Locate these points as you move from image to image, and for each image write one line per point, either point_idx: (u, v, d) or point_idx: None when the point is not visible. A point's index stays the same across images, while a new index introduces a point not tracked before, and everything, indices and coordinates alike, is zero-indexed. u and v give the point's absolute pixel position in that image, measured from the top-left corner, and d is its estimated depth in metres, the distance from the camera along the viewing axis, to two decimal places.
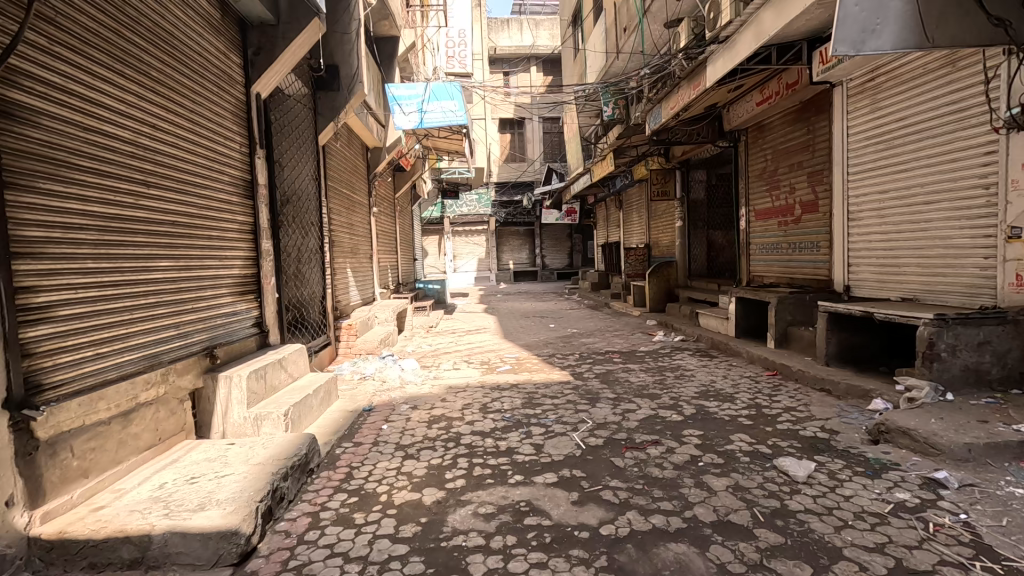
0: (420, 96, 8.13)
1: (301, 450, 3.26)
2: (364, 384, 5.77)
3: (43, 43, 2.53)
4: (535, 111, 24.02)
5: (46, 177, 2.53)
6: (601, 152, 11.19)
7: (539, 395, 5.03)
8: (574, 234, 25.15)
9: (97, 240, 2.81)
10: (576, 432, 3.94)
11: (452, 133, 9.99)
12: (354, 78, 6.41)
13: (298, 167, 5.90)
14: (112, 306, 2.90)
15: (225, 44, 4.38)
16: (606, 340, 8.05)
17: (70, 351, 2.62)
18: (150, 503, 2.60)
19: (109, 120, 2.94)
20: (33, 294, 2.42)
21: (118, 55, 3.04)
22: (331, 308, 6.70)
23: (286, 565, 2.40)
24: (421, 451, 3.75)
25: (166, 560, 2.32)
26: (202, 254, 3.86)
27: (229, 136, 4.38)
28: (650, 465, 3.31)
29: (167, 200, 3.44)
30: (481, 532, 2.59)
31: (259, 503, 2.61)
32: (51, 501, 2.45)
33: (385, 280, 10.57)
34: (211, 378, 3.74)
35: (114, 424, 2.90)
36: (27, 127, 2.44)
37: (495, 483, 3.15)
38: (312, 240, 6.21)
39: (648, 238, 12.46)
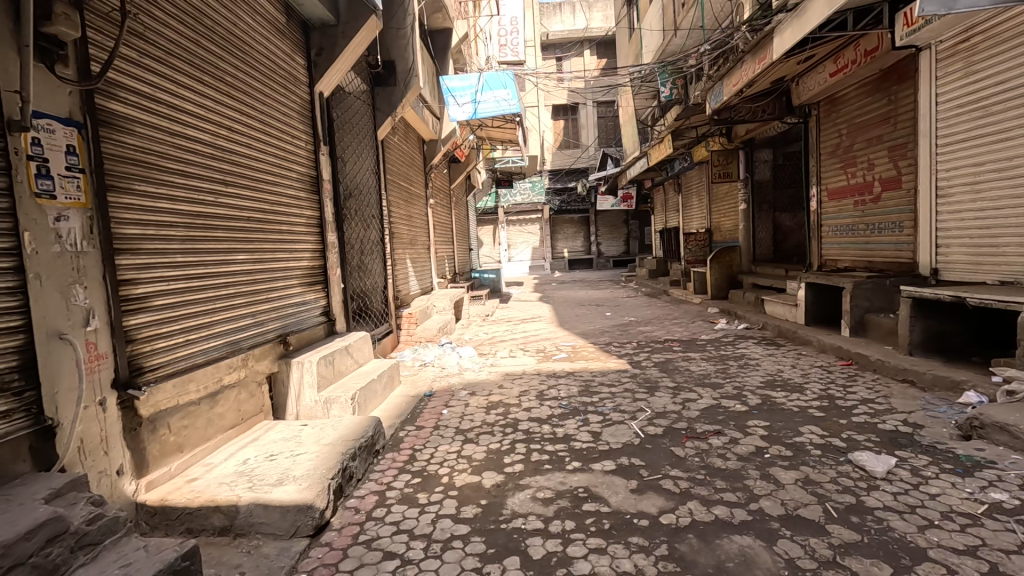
0: (474, 87, 8.17)
1: (368, 432, 3.44)
2: (424, 370, 5.98)
3: (134, 56, 2.76)
4: (589, 95, 23.60)
5: (141, 180, 2.79)
6: (658, 135, 10.82)
7: (596, 383, 5.01)
8: (630, 221, 24.57)
9: (184, 235, 3.06)
10: (634, 421, 3.90)
11: (506, 122, 10.00)
12: (409, 72, 6.58)
13: (359, 161, 6.13)
14: (199, 296, 3.16)
15: (290, 47, 4.61)
16: (665, 328, 7.86)
17: (165, 338, 2.88)
18: (236, 476, 2.84)
19: (192, 125, 3.19)
20: (133, 286, 2.68)
21: (197, 65, 3.28)
22: (392, 297, 6.96)
23: (357, 539, 2.55)
24: (480, 436, 3.84)
25: (251, 529, 2.52)
26: (275, 247, 4.11)
27: (296, 135, 4.62)
28: (713, 455, 3.22)
29: (243, 197, 3.68)
30: (540, 516, 2.63)
31: (331, 480, 2.78)
32: (154, 472, 2.73)
33: (443, 270, 10.83)
34: (285, 363, 3.99)
35: (203, 404, 3.17)
36: (124, 134, 2.69)
37: (552, 469, 3.18)
38: (373, 233, 6.46)
39: (709, 222, 11.99)
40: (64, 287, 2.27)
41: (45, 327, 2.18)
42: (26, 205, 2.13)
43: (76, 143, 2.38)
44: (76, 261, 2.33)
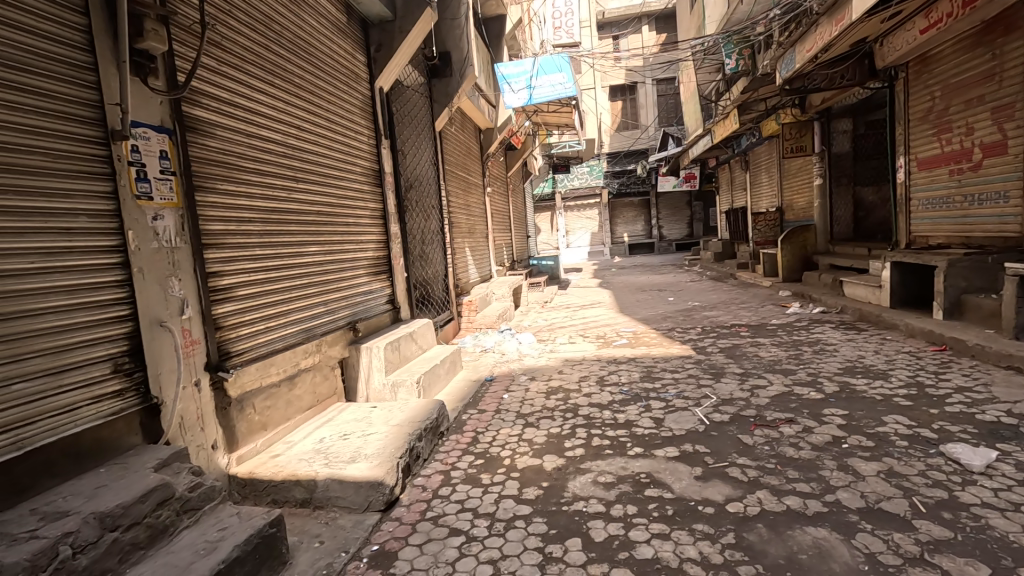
0: (528, 72, 8.08)
1: (432, 415, 3.56)
2: (485, 356, 6.11)
3: (213, 64, 2.98)
4: (648, 73, 22.76)
5: (223, 179, 3.02)
6: (723, 111, 10.29)
7: (658, 369, 4.91)
8: (694, 202, 23.57)
9: (261, 230, 3.29)
10: (699, 408, 3.79)
11: (562, 106, 9.87)
12: (465, 62, 6.67)
13: (418, 153, 6.30)
14: (276, 286, 3.40)
15: (351, 45, 4.78)
16: (731, 313, 7.53)
17: (249, 325, 3.13)
18: (314, 453, 3.05)
19: (266, 126, 3.41)
20: (220, 277, 2.92)
21: (269, 69, 3.49)
22: (452, 286, 7.14)
23: (424, 515, 2.68)
24: (540, 420, 3.88)
25: (328, 502, 2.71)
26: (342, 240, 4.31)
27: (358, 130, 4.80)
28: (784, 444, 3.07)
29: (312, 192, 3.89)
30: (601, 500, 2.64)
31: (399, 458, 2.92)
32: (243, 447, 2.98)
33: (501, 258, 10.93)
34: (355, 348, 4.21)
35: (283, 386, 3.42)
36: (207, 138, 2.92)
37: (613, 454, 3.17)
38: (433, 222, 6.62)
39: (780, 200, 11.29)
40: (162, 280, 2.51)
41: (147, 316, 2.42)
42: (127, 207, 2.37)
43: (167, 148, 2.62)
44: (171, 256, 2.57)
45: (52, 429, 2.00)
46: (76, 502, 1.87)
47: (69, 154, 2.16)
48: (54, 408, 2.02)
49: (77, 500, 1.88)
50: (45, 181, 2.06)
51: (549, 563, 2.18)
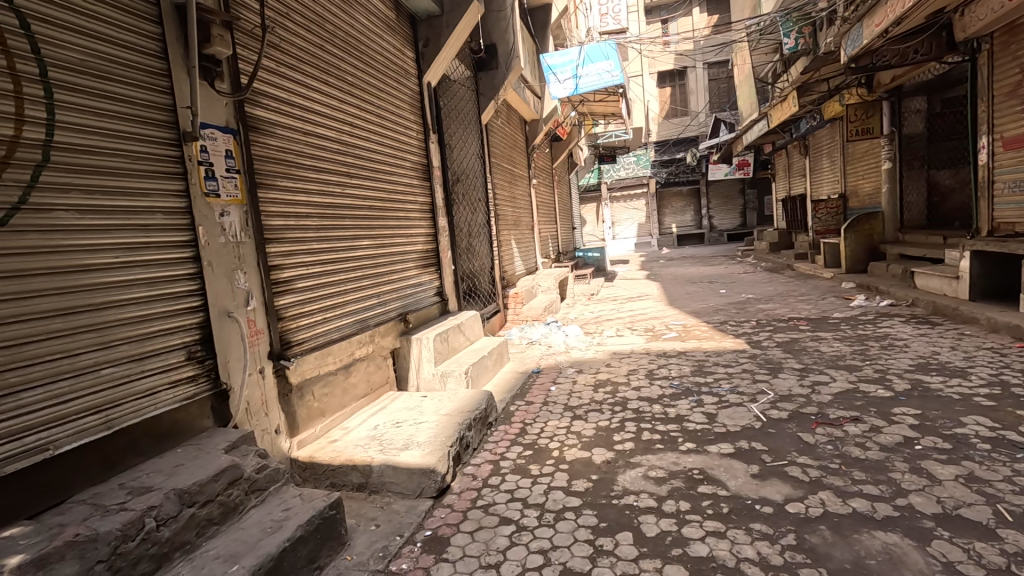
0: (575, 61, 7.98)
1: (481, 405, 3.61)
2: (532, 348, 6.13)
3: (273, 66, 3.12)
4: (699, 57, 21.93)
5: (283, 177, 3.15)
6: (780, 94, 9.78)
7: (711, 363, 4.77)
8: (747, 189, 22.60)
9: (318, 224, 3.42)
10: (754, 403, 3.65)
11: (608, 95, 9.67)
12: (510, 54, 6.66)
13: (465, 146, 6.35)
14: (333, 278, 3.54)
15: (400, 41, 4.85)
16: (789, 306, 7.20)
17: (308, 316, 3.27)
18: (369, 439, 3.16)
19: (321, 124, 3.52)
20: (281, 270, 3.07)
21: (323, 68, 3.61)
22: (499, 278, 7.18)
23: (475, 503, 2.73)
24: (589, 413, 3.85)
25: (383, 487, 2.80)
26: (393, 233, 4.42)
27: (408, 125, 4.88)
28: (850, 444, 2.92)
29: (364, 187, 4.01)
30: (652, 495, 2.60)
31: (450, 447, 2.98)
32: (303, 432, 3.13)
33: (547, 250, 10.90)
34: (405, 339, 4.33)
35: (340, 374, 3.56)
36: (268, 137, 3.06)
37: (665, 449, 3.11)
38: (479, 215, 6.68)
39: (843, 186, 10.65)
40: (230, 273, 2.66)
41: (217, 307, 2.58)
42: (198, 204, 2.52)
43: (232, 148, 2.76)
44: (237, 250, 2.72)
45: (136, 412, 2.16)
46: (158, 478, 2.02)
47: (146, 156, 2.31)
48: (138, 392, 2.18)
49: (158, 477, 2.03)
50: (127, 180, 2.21)
51: (600, 556, 2.17)
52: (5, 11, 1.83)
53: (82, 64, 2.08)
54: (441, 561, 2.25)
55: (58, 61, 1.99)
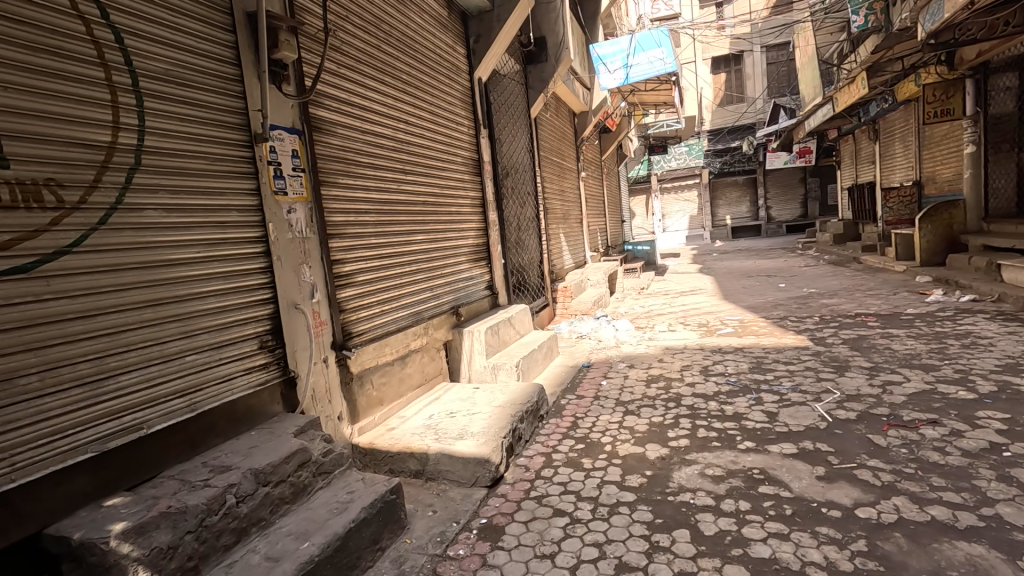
0: (625, 50, 7.82)
1: (533, 398, 3.64)
2: (581, 342, 6.09)
3: (335, 68, 3.24)
4: (757, 40, 20.90)
5: (344, 175, 3.29)
6: (846, 76, 9.21)
7: (770, 360, 4.58)
8: (809, 178, 21.41)
9: (376, 220, 3.54)
10: (819, 403, 3.48)
11: (660, 84, 9.42)
12: (560, 45, 6.62)
13: (514, 141, 6.37)
14: (390, 272, 3.66)
15: (451, 38, 4.92)
16: (855, 301, 6.79)
17: (367, 308, 3.41)
18: (425, 428, 3.25)
19: (378, 122, 3.64)
20: (342, 264, 3.20)
21: (380, 68, 3.72)
22: (548, 272, 7.19)
23: (528, 494, 2.76)
24: (641, 409, 3.80)
25: (439, 475, 2.88)
26: (445, 228, 4.50)
27: (459, 122, 4.95)
28: (926, 448, 2.73)
29: (418, 184, 4.10)
30: (710, 493, 2.54)
31: (503, 438, 3.03)
32: (363, 419, 3.26)
33: (596, 243, 10.78)
34: (458, 332, 4.41)
35: (397, 365, 3.68)
36: (330, 137, 3.20)
37: (722, 447, 3.03)
38: (528, 209, 6.69)
39: (919, 172, 9.90)
40: (297, 267, 2.81)
41: (286, 300, 2.73)
42: (268, 202, 2.67)
43: (298, 148, 2.90)
44: (303, 246, 2.86)
45: (216, 396, 2.33)
46: (236, 458, 2.17)
47: (222, 158, 2.47)
48: (217, 377, 2.35)
49: (237, 457, 2.18)
50: (207, 181, 2.38)
51: (656, 552, 2.15)
52: (104, 27, 2.00)
53: (167, 73, 2.24)
54: (497, 549, 2.30)
55: (147, 71, 2.16)
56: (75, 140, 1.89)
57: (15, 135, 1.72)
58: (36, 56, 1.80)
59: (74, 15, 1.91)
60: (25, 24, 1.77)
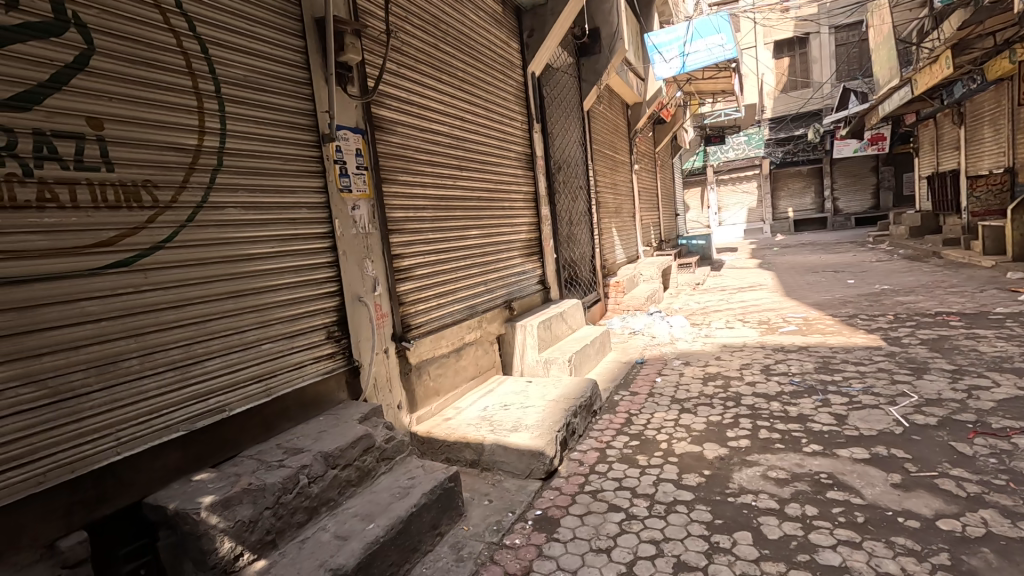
0: (681, 38, 7.56)
1: (586, 393, 3.62)
2: (634, 338, 6.00)
3: (395, 69, 3.34)
4: (825, 21, 19.65)
5: (403, 172, 3.39)
6: (928, 56, 8.51)
7: (838, 359, 4.35)
8: (881, 167, 19.98)
9: (432, 216, 3.63)
10: (894, 407, 3.27)
11: (718, 71, 9.06)
12: (614, 36, 6.51)
13: (566, 135, 6.33)
14: (446, 266, 3.75)
15: (505, 34, 4.94)
16: (935, 299, 6.31)
17: (424, 302, 3.50)
18: (480, 419, 3.31)
19: (435, 120, 3.72)
20: (402, 259, 3.31)
21: (438, 67, 3.79)
22: (600, 267, 7.11)
23: (583, 488, 2.77)
24: (698, 407, 3.71)
25: (494, 465, 2.94)
26: (499, 223, 4.55)
27: (513, 117, 4.97)
28: (1019, 459, 2.52)
29: (473, 179, 4.16)
30: (773, 496, 2.46)
31: (558, 432, 3.04)
32: (421, 409, 3.37)
33: (648, 238, 10.55)
34: (511, 326, 4.45)
35: (452, 357, 3.76)
36: (391, 135, 3.30)
37: (786, 449, 2.91)
38: (580, 204, 6.65)
39: (1012, 158, 9.03)
40: (360, 262, 2.93)
41: (350, 293, 2.85)
42: (335, 199, 2.80)
43: (361, 147, 3.02)
44: (365, 241, 2.98)
45: (288, 382, 2.48)
46: (307, 441, 2.30)
47: (293, 158, 2.61)
48: (289, 364, 2.50)
49: (308, 440, 2.32)
50: (280, 181, 2.52)
51: (716, 552, 2.10)
52: (191, 39, 2.16)
53: (245, 79, 2.39)
54: (552, 541, 2.32)
55: (227, 78, 2.31)
56: (168, 144, 2.05)
57: (118, 141, 1.89)
58: (135, 68, 1.96)
59: (166, 28, 2.07)
60: (126, 40, 1.94)
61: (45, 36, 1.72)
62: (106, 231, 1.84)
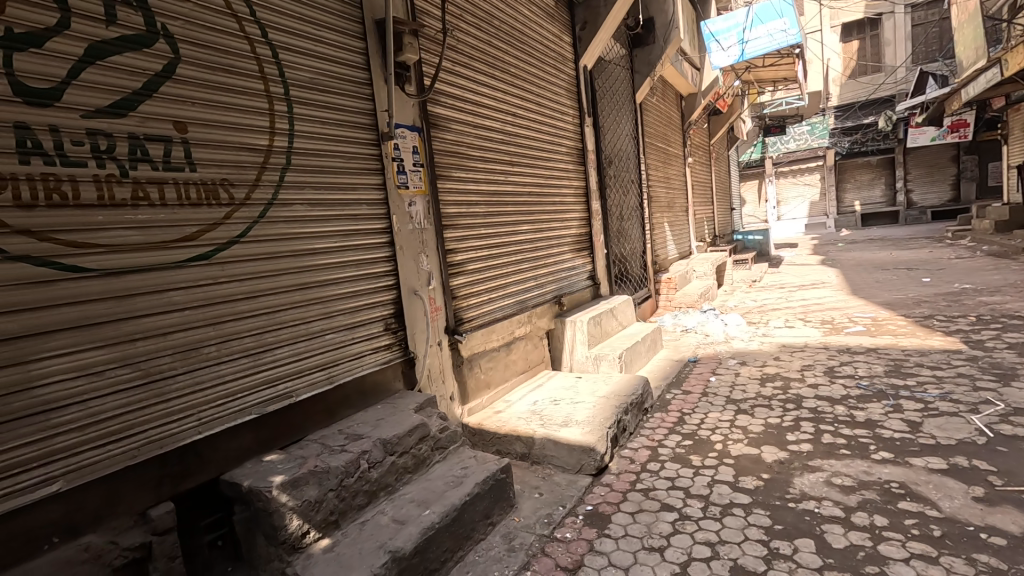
0: (741, 24, 7.25)
1: (637, 390, 3.57)
2: (687, 336, 5.85)
3: (451, 67, 3.40)
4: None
5: (457, 168, 3.45)
6: None
7: (911, 363, 4.07)
8: (963, 156, 18.41)
9: (485, 211, 3.68)
10: (977, 415, 3.04)
11: (780, 58, 8.64)
12: (670, 25, 6.34)
13: (618, 128, 6.23)
14: (498, 261, 3.79)
15: (558, 28, 4.90)
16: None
17: (476, 296, 3.56)
18: (531, 414, 3.34)
19: (488, 116, 3.76)
20: (455, 254, 3.37)
21: (491, 63, 3.82)
22: (651, 263, 6.98)
23: (634, 486, 2.74)
24: (755, 408, 3.58)
25: (544, 460, 2.95)
26: (549, 218, 4.55)
27: (564, 111, 4.95)
28: None
29: (524, 175, 4.18)
30: (838, 503, 2.34)
31: (608, 429, 3.02)
32: (472, 401, 3.44)
33: (702, 233, 10.23)
34: (560, 321, 4.45)
35: (503, 351, 3.81)
36: (445, 132, 3.36)
37: (852, 455, 2.77)
38: (632, 198, 6.53)
39: None
40: (416, 257, 3.01)
41: (407, 287, 2.94)
42: (393, 196, 2.90)
43: (418, 144, 3.10)
44: (421, 236, 3.06)
45: (349, 371, 2.59)
46: (367, 428, 2.40)
47: (354, 156, 2.72)
48: (350, 354, 2.61)
49: (367, 427, 2.42)
50: (342, 178, 2.63)
51: (776, 558, 2.03)
52: (264, 45, 2.29)
53: (311, 82, 2.50)
54: (603, 536, 2.32)
55: (296, 81, 2.43)
56: (243, 146, 2.19)
57: (199, 143, 2.03)
58: (215, 75, 2.10)
59: (241, 35, 2.20)
60: (206, 48, 2.07)
61: (138, 48, 1.87)
62: (189, 227, 1.98)
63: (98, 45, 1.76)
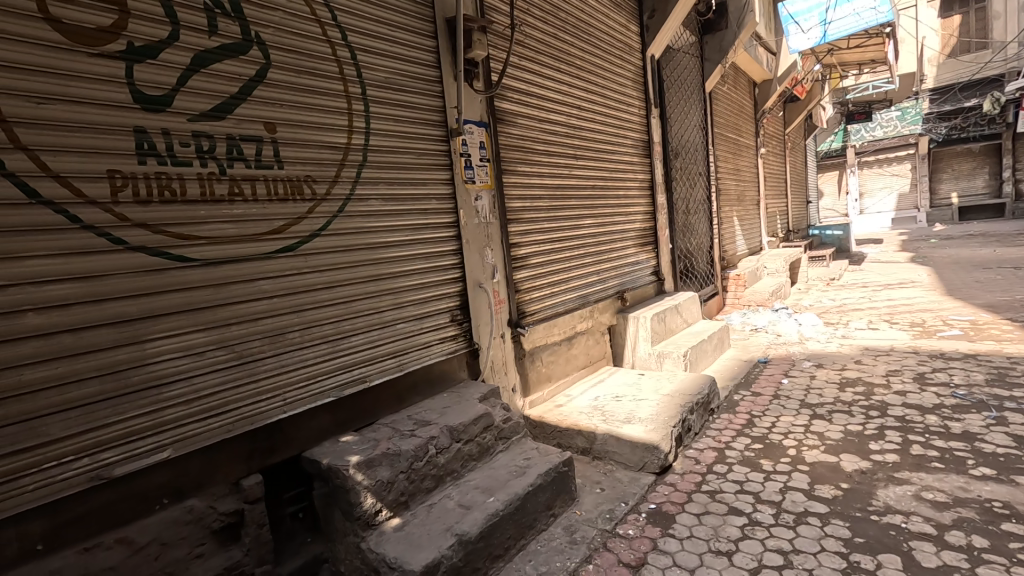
0: (824, 3, 6.77)
1: (703, 390, 3.47)
2: (756, 336, 5.59)
3: (518, 62, 3.43)
4: None
5: (522, 162, 3.47)
6: None
7: (1018, 372, 3.67)
8: None
9: (549, 205, 3.68)
10: None
11: (868, 38, 7.99)
12: (744, 8, 6.05)
13: (686, 119, 6.02)
14: (561, 254, 3.80)
15: (625, 18, 4.80)
16: None
17: (539, 289, 3.58)
18: (592, 408, 3.33)
19: (554, 110, 3.76)
20: (519, 247, 3.41)
21: (557, 57, 3.81)
22: (718, 258, 6.71)
23: (699, 487, 2.67)
24: (833, 414, 3.37)
25: (606, 455, 2.94)
26: (613, 212, 4.48)
27: (630, 103, 4.84)
28: None
29: (589, 168, 4.15)
30: (929, 520, 2.17)
31: (673, 427, 2.96)
32: (534, 393, 3.47)
33: (775, 227, 9.69)
34: (623, 317, 4.39)
35: (564, 345, 3.81)
36: (511, 126, 3.40)
37: (946, 469, 2.55)
38: (699, 191, 6.29)
39: None
40: (481, 250, 3.07)
41: (472, 279, 3.01)
42: (460, 191, 2.97)
43: (485, 140, 3.16)
44: (487, 230, 3.12)
45: (418, 359, 2.70)
46: (434, 415, 2.49)
47: (424, 153, 2.81)
48: (418, 343, 2.71)
49: (434, 414, 2.51)
50: (414, 174, 2.73)
51: (856, 572, 1.92)
52: (344, 48, 2.41)
53: (386, 81, 2.61)
54: (667, 536, 2.28)
55: (372, 81, 2.54)
56: (325, 144, 2.32)
57: (286, 142, 2.18)
58: (300, 78, 2.24)
59: (323, 39, 2.32)
60: (292, 53, 2.21)
61: (236, 55, 2.03)
62: (277, 221, 2.13)
63: (202, 54, 1.93)
